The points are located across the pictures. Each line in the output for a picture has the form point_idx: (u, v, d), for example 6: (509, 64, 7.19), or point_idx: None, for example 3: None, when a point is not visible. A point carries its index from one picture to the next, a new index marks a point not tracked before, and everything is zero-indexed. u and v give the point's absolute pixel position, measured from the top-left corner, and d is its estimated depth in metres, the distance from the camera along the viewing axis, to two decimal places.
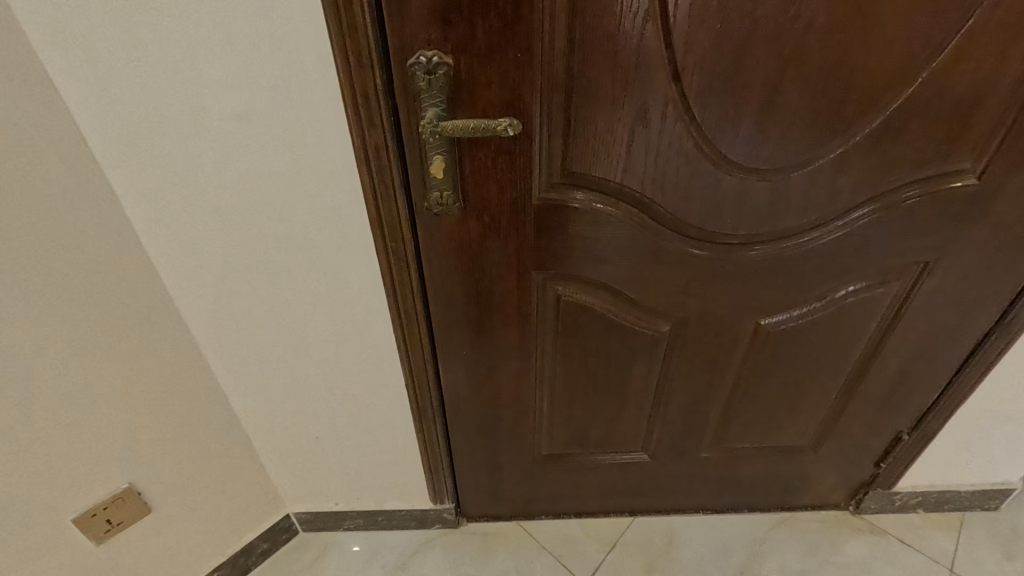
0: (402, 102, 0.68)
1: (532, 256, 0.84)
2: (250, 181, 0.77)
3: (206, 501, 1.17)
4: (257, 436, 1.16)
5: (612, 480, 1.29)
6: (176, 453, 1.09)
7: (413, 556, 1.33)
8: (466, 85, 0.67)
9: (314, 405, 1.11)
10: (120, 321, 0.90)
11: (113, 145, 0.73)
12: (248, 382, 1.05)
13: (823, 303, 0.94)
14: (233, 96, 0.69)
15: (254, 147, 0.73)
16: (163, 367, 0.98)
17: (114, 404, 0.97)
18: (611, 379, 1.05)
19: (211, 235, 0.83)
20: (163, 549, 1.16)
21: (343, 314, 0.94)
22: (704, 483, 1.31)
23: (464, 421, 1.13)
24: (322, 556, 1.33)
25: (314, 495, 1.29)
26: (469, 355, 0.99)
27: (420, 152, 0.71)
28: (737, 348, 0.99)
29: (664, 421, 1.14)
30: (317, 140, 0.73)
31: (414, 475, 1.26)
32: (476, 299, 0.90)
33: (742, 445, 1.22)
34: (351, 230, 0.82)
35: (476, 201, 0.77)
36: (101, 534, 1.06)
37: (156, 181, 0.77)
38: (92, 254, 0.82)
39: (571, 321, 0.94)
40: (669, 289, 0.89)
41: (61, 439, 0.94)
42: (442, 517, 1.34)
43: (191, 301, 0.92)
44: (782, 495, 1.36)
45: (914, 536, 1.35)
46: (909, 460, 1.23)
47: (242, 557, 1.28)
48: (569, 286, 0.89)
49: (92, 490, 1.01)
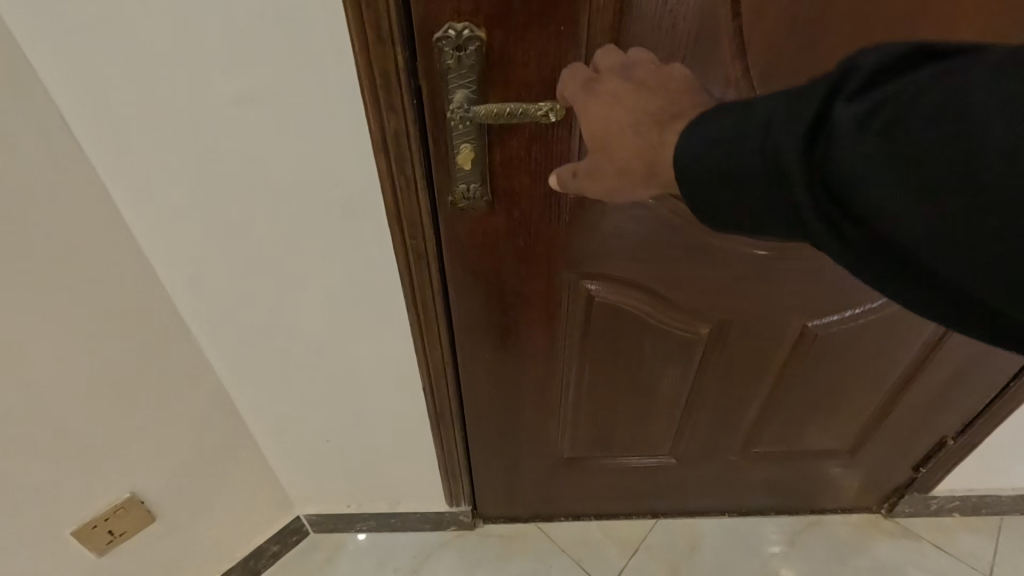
0: (427, 84, 0.60)
1: (564, 252, 0.76)
2: (254, 173, 0.69)
3: (212, 506, 1.12)
4: (266, 438, 1.10)
5: (636, 483, 1.23)
6: (179, 460, 1.03)
7: (428, 559, 1.28)
8: (501, 64, 0.59)
9: (324, 407, 1.05)
10: (115, 324, 0.83)
11: (100, 132, 0.65)
12: (256, 383, 0.99)
13: (877, 305, 0.87)
14: (233, 77, 0.60)
15: (259, 134, 0.65)
16: (164, 371, 0.92)
17: (111, 412, 0.90)
18: (643, 383, 0.98)
19: (212, 231, 0.75)
20: (169, 555, 1.12)
21: (356, 312, 0.87)
22: (732, 487, 1.25)
23: (483, 423, 1.07)
24: (333, 558, 1.28)
25: (324, 496, 1.24)
26: (491, 357, 0.92)
27: (446, 141, 0.64)
28: (780, 351, 0.93)
29: (695, 424, 1.07)
30: (330, 127, 0.65)
31: (430, 477, 1.21)
32: (502, 299, 0.83)
33: (775, 449, 1.16)
34: (367, 225, 0.75)
35: (506, 194, 0.69)
36: (103, 544, 1.01)
37: (151, 173, 0.69)
38: (82, 254, 0.75)
39: (603, 321, 0.87)
40: (712, 290, 0.82)
41: (56, 449, 0.88)
42: (458, 519, 1.29)
43: (192, 300, 0.85)
44: (812, 499, 1.30)
45: (948, 540, 1.30)
46: (952, 464, 1.17)
47: (251, 560, 1.24)
48: (603, 286, 0.82)
49: (92, 500, 0.96)
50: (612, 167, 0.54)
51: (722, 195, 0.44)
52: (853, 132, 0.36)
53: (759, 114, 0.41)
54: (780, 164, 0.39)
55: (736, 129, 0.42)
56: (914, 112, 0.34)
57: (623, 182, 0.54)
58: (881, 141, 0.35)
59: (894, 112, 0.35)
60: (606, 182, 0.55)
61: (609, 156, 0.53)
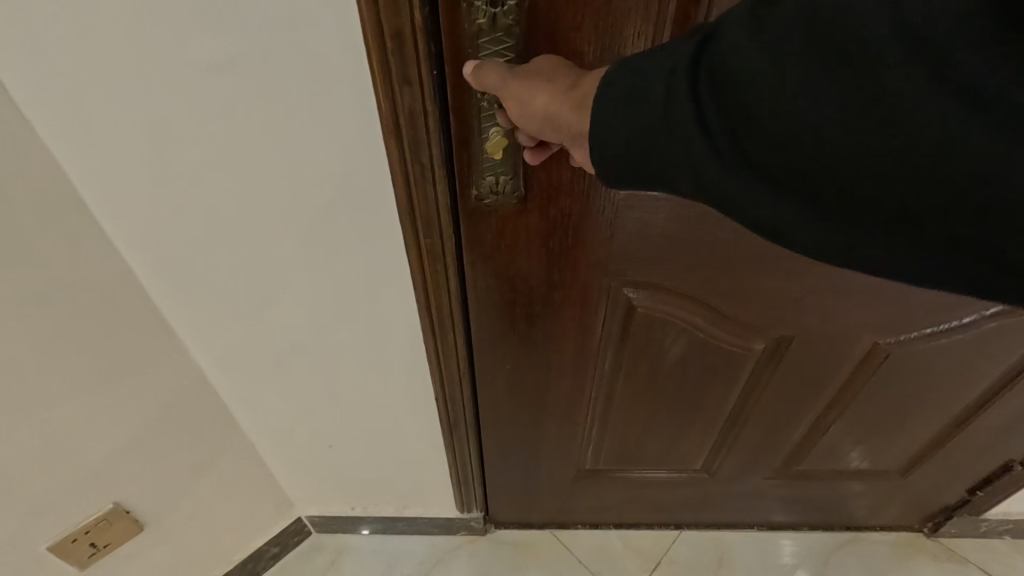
0: (449, 49, 0.48)
1: (603, 257, 0.64)
2: (238, 156, 0.58)
3: (206, 510, 1.05)
4: (264, 441, 1.02)
5: (662, 497, 1.14)
6: (168, 465, 0.95)
7: (436, 566, 1.21)
8: (555, 38, 0.47)
9: (325, 411, 0.96)
10: (90, 325, 0.74)
11: (52, 113, 0.54)
12: (250, 384, 0.89)
13: (966, 324, 0.74)
14: (212, 45, 0.49)
15: (243, 114, 0.54)
16: (148, 374, 0.83)
17: (87, 420, 0.81)
18: (682, 399, 0.87)
19: (193, 223, 0.64)
20: (159, 561, 1.05)
21: (360, 313, 0.77)
22: (767, 503, 1.16)
23: (501, 432, 0.97)
24: (337, 561, 1.21)
25: (326, 498, 1.16)
26: (514, 365, 0.82)
27: (472, 121, 0.51)
28: (844, 368, 0.81)
29: (735, 442, 0.97)
30: (328, 106, 0.54)
31: (440, 482, 1.12)
32: (528, 306, 0.71)
33: (817, 468, 1.05)
34: (374, 218, 0.64)
35: (541, 188, 0.57)
36: (86, 556, 0.94)
37: (112, 153, 0.57)
38: (46, 251, 0.65)
39: (642, 334, 0.75)
40: (774, 303, 0.70)
41: (26, 463, 0.79)
42: (469, 524, 1.22)
43: (176, 301, 0.75)
44: (852, 516, 1.20)
45: (996, 565, 1.20)
46: (1012, 488, 1.07)
47: (250, 563, 1.17)
48: (646, 295, 0.70)
49: (71, 513, 0.88)
50: (533, 78, 0.44)
51: (637, 157, 0.39)
52: (739, 49, 0.33)
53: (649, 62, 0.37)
54: (681, 100, 0.35)
55: (635, 75, 0.37)
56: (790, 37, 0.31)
57: (538, 98, 0.43)
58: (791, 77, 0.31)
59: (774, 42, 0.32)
60: (514, 85, 0.44)
61: (539, 72, 0.44)
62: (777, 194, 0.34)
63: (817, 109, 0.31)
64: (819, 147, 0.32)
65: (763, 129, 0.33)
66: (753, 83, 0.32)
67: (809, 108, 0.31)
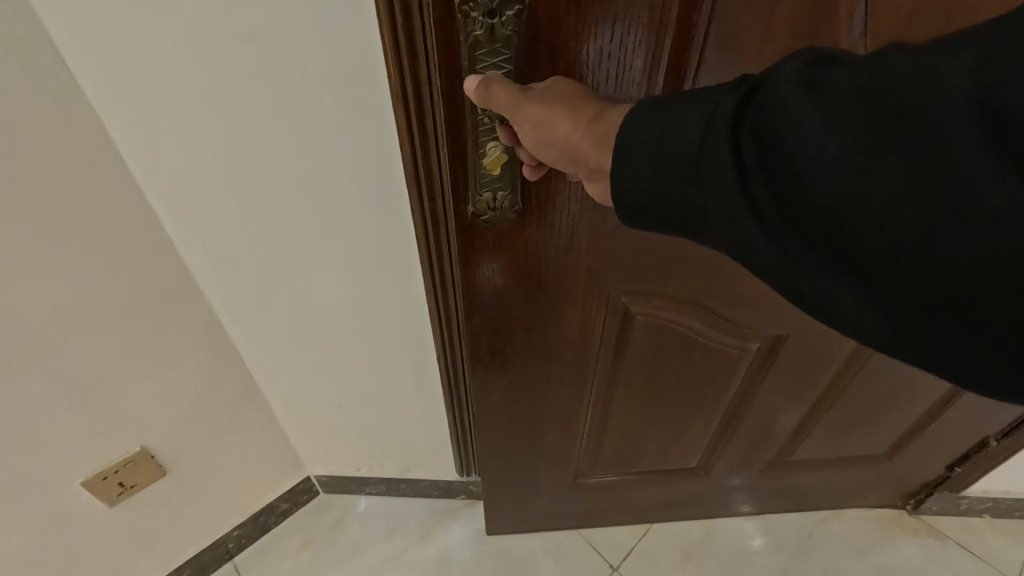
0: (442, 56, 0.43)
1: (607, 270, 0.62)
2: (264, 126, 0.62)
3: (225, 462, 1.10)
4: (276, 402, 1.07)
5: (652, 496, 1.15)
6: (189, 418, 0.99)
7: (435, 526, 1.27)
8: (558, 48, 0.44)
9: (334, 374, 1.00)
10: (122, 280, 0.77)
11: (98, 80, 0.58)
12: (260, 343, 0.93)
13: None
14: (249, 28, 0.54)
15: (272, 92, 0.59)
16: (171, 328, 0.86)
17: (115, 370, 0.85)
18: (682, 402, 0.86)
19: (210, 183, 0.68)
20: (178, 510, 1.09)
21: (365, 283, 0.82)
22: (757, 493, 1.18)
23: (496, 455, 0.93)
24: (343, 520, 1.28)
25: (334, 458, 1.22)
26: (507, 385, 0.77)
27: (469, 135, 0.48)
28: (833, 363, 0.82)
29: (734, 440, 0.98)
30: (349, 90, 0.59)
31: (442, 447, 1.18)
32: (526, 322, 0.68)
33: (811, 457, 1.07)
34: (377, 178, 0.68)
35: (540, 202, 0.54)
36: (115, 495, 0.98)
37: (139, 109, 0.60)
38: (88, 208, 0.69)
39: (642, 341, 0.73)
40: (768, 306, 0.70)
41: (63, 402, 0.84)
42: (467, 488, 1.28)
43: (201, 264, 0.79)
44: (840, 498, 1.23)
45: (978, 542, 1.24)
46: (990, 466, 1.11)
47: (262, 517, 1.23)
48: (648, 306, 0.68)
49: (101, 453, 0.93)
50: (553, 104, 0.43)
51: (661, 187, 0.39)
52: (784, 92, 0.32)
53: (699, 100, 0.37)
54: (716, 134, 0.35)
55: (677, 110, 0.38)
56: (839, 86, 0.31)
57: (561, 127, 0.43)
58: (830, 124, 0.31)
59: (823, 90, 0.32)
60: (534, 109, 0.43)
61: (559, 96, 0.43)
62: (798, 234, 0.34)
63: (850, 157, 0.30)
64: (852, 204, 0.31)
65: (794, 179, 0.32)
66: (790, 131, 0.31)
67: (842, 155, 0.30)
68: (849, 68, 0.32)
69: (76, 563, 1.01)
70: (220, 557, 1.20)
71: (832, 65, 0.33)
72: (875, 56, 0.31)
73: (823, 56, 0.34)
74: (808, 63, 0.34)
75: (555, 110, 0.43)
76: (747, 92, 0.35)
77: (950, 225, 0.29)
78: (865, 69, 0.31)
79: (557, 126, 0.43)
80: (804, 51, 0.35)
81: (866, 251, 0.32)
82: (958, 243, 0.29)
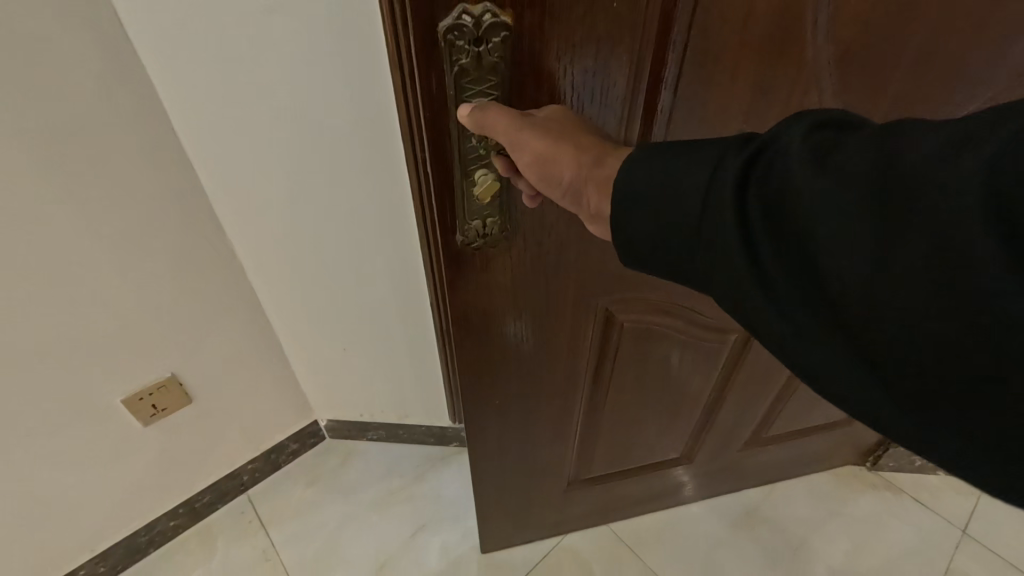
0: (424, 88, 0.43)
1: (593, 280, 0.63)
2: (282, 104, 0.72)
3: (242, 401, 1.19)
4: (292, 348, 1.15)
5: (635, 492, 1.17)
6: (212, 351, 1.08)
7: (430, 469, 1.37)
8: (545, 72, 0.44)
9: (343, 321, 1.08)
10: (157, 215, 0.85)
11: (151, 54, 0.68)
12: (277, 289, 1.01)
13: None
14: (277, 21, 0.64)
15: (292, 75, 0.69)
16: (199, 265, 0.94)
17: (145, 294, 0.93)
18: (666, 400, 0.88)
19: (236, 148, 0.77)
20: (202, 438, 1.18)
21: (366, 243, 0.92)
22: (734, 472, 1.23)
23: (488, 471, 0.91)
24: (347, 461, 1.38)
25: (342, 405, 1.31)
26: (499, 405, 0.77)
27: (458, 166, 0.48)
28: None
29: (716, 427, 1.02)
30: (358, 80, 0.70)
31: (437, 395, 1.27)
32: (517, 339, 0.68)
33: (782, 432, 1.14)
34: (383, 141, 0.77)
35: (529, 225, 0.55)
36: (149, 416, 1.07)
37: (181, 80, 0.70)
38: (131, 144, 0.77)
39: (629, 346, 0.74)
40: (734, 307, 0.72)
41: (107, 323, 0.91)
42: (459, 436, 1.38)
43: (229, 217, 0.89)
44: (807, 463, 1.32)
45: (929, 496, 1.36)
46: None
47: (273, 454, 1.33)
48: (633, 313, 0.69)
49: (138, 375, 1.01)
50: (556, 140, 0.42)
51: (660, 232, 0.39)
52: (794, 158, 0.33)
53: (710, 150, 0.38)
54: (723, 188, 0.35)
55: (688, 157, 0.38)
56: (848, 158, 0.31)
57: (566, 167, 0.42)
58: (835, 198, 0.31)
59: (830, 161, 0.32)
60: (536, 142, 0.42)
61: (561, 133, 0.42)
62: (794, 299, 0.34)
63: (850, 233, 0.31)
64: (863, 278, 0.31)
65: (803, 241, 0.32)
66: (801, 201, 0.32)
67: (842, 230, 0.31)
68: (858, 141, 0.32)
69: (111, 484, 1.10)
70: (236, 488, 1.30)
71: (834, 131, 0.34)
72: (880, 129, 0.32)
73: (827, 121, 0.35)
74: (818, 128, 0.34)
75: (559, 147, 0.42)
76: (756, 148, 0.35)
77: (942, 315, 0.29)
78: (875, 146, 0.31)
79: (562, 164, 0.42)
80: (808, 112, 0.35)
81: (858, 325, 0.32)
82: (954, 331, 0.29)
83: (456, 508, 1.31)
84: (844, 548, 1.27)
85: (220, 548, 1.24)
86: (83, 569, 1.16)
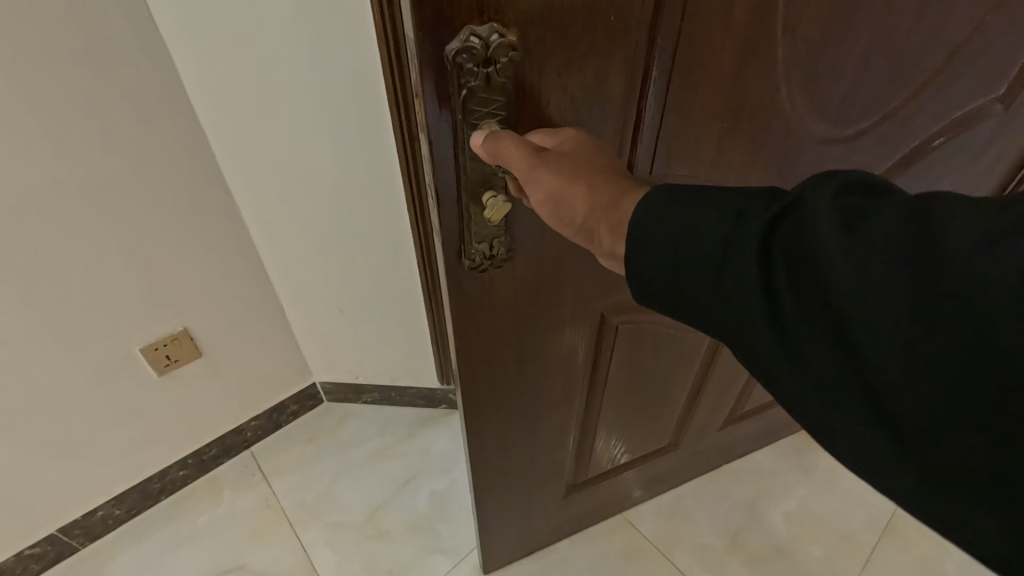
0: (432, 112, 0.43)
1: (589, 285, 0.64)
2: (288, 76, 0.74)
3: (243, 363, 1.22)
4: (291, 315, 1.17)
5: (625, 484, 1.20)
6: (216, 313, 1.09)
7: (422, 428, 1.42)
8: (549, 89, 0.44)
9: (340, 289, 1.09)
10: (165, 176, 0.86)
11: (164, 21, 0.70)
12: (278, 257, 1.02)
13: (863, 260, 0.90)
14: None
15: (296, 48, 0.71)
16: (206, 228, 0.95)
17: (153, 254, 0.93)
18: (653, 392, 0.91)
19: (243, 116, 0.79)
20: (209, 392, 1.21)
21: (365, 214, 0.93)
22: (715, 448, 1.28)
23: (488, 482, 0.90)
24: (344, 420, 1.43)
25: (340, 368, 1.34)
26: (500, 418, 0.78)
27: (466, 189, 0.48)
28: None
29: (699, 411, 1.06)
30: (359, 54, 0.73)
31: (426, 357, 1.30)
32: (518, 353, 0.68)
33: (755, 406, 1.20)
34: (376, 116, 0.79)
35: (531, 241, 0.55)
36: (162, 367, 1.09)
37: (191, 46, 0.72)
38: (138, 103, 0.78)
39: (622, 346, 0.76)
40: None
41: (126, 274, 0.93)
42: (448, 398, 1.43)
43: (235, 186, 0.90)
44: (776, 430, 1.38)
45: None
46: None
47: (275, 414, 1.37)
48: (625, 315, 0.71)
49: (151, 328, 1.02)
50: (570, 179, 0.42)
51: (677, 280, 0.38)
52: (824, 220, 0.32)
53: (735, 198, 0.36)
54: (746, 247, 0.34)
55: (711, 203, 0.37)
56: (880, 227, 0.31)
57: (580, 207, 0.42)
58: (867, 270, 0.30)
59: (863, 229, 0.31)
60: (550, 177, 0.42)
61: (578, 168, 0.42)
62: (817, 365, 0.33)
63: (883, 308, 0.30)
64: (893, 358, 0.30)
65: (833, 313, 0.31)
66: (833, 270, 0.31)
67: (874, 304, 0.30)
68: (888, 209, 0.31)
69: (122, 435, 1.14)
70: (240, 444, 1.35)
71: (861, 195, 0.33)
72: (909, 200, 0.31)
73: (857, 182, 0.34)
74: (847, 189, 0.33)
75: (570, 184, 0.42)
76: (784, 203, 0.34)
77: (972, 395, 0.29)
78: (906, 218, 0.30)
79: (573, 203, 0.42)
80: (835, 171, 0.34)
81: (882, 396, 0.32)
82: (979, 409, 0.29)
83: (446, 461, 1.37)
84: (801, 495, 1.34)
85: (226, 497, 1.30)
86: (100, 512, 1.21)
